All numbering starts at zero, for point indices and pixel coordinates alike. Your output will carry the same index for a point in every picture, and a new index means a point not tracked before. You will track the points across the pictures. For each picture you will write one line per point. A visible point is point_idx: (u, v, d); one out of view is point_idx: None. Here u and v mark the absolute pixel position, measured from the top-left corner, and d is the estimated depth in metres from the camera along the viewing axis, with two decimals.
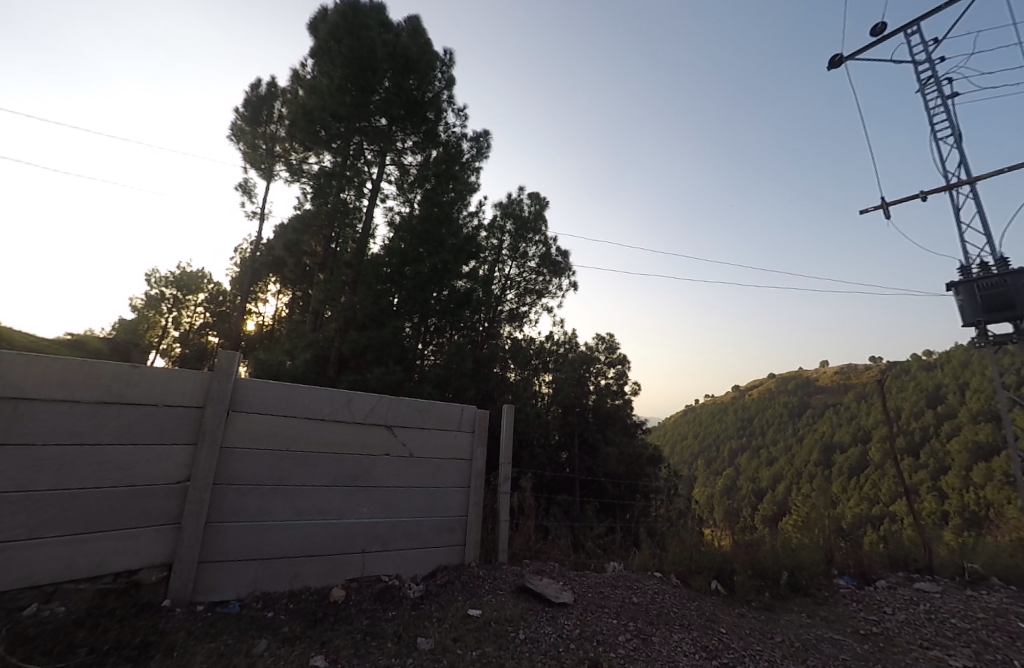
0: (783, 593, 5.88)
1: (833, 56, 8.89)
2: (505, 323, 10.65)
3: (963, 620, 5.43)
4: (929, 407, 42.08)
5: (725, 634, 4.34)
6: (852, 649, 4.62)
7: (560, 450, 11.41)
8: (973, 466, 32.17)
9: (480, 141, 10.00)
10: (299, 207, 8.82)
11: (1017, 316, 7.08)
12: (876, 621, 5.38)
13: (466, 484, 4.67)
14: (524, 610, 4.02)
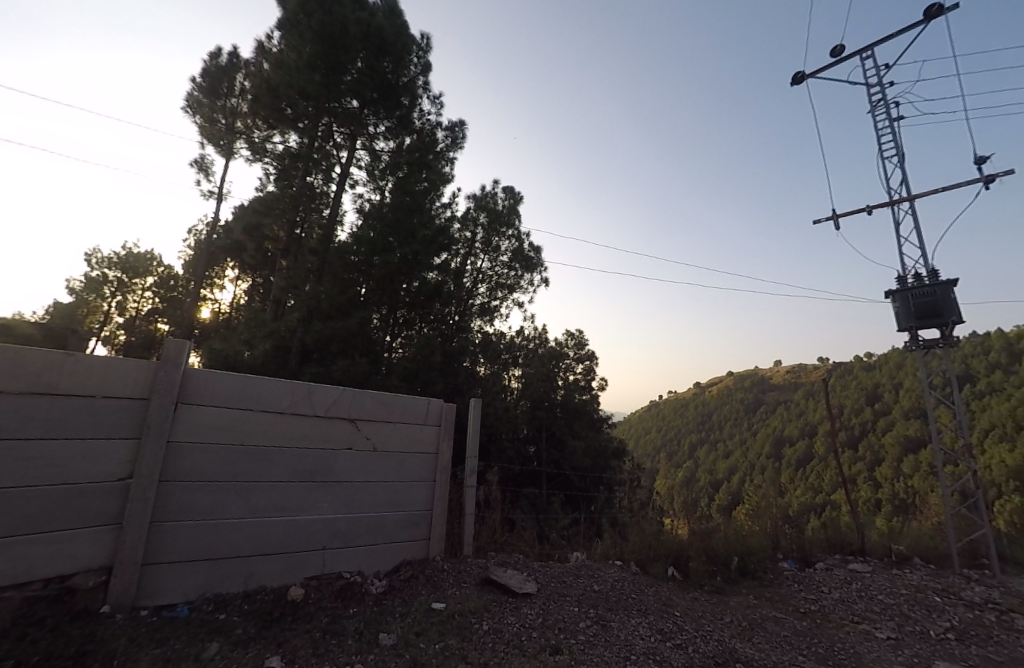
0: (733, 578, 6.14)
1: (795, 72, 9.12)
2: (476, 317, 10.55)
3: (888, 596, 5.80)
4: (868, 404, 44.79)
5: (679, 617, 4.44)
6: (793, 625, 4.85)
7: (528, 443, 11.45)
8: (904, 457, 34.43)
9: (456, 131, 9.81)
10: (261, 188, 8.40)
11: (944, 323, 7.50)
12: (814, 599, 5.67)
13: (431, 478, 4.59)
14: (488, 601, 3.99)
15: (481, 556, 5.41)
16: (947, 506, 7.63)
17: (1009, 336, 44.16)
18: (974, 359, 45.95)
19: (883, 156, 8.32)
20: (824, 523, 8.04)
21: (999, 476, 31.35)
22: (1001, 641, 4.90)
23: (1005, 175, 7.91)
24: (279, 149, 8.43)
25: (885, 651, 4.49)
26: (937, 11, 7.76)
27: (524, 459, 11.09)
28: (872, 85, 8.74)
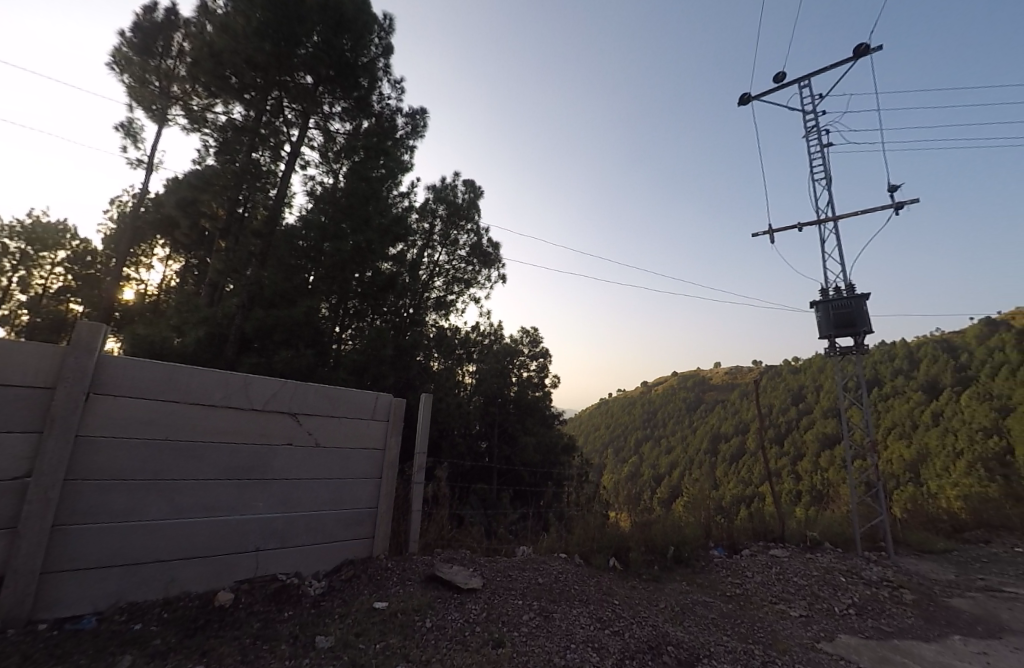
0: (668, 566, 6.38)
1: (742, 94, 9.53)
2: (431, 311, 10.36)
3: (801, 577, 6.20)
4: (794, 404, 48.15)
5: (618, 605, 4.54)
6: (719, 609, 5.11)
7: (480, 439, 11.38)
8: (822, 453, 37.29)
9: (416, 119, 9.54)
10: (199, 161, 7.79)
11: (858, 333, 8.10)
12: (739, 583, 6.00)
13: (377, 475, 4.43)
14: (432, 598, 3.89)
15: (427, 553, 5.29)
16: (852, 493, 8.26)
17: (912, 344, 48.97)
18: (881, 364, 50.51)
19: (813, 178, 8.88)
20: (750, 513, 8.48)
21: (898, 469, 34.79)
22: (894, 615, 5.39)
23: (913, 204, 8.68)
24: (220, 120, 7.90)
25: (797, 629, 4.82)
26: (865, 50, 8.36)
27: (475, 455, 11.01)
28: (807, 112, 9.27)
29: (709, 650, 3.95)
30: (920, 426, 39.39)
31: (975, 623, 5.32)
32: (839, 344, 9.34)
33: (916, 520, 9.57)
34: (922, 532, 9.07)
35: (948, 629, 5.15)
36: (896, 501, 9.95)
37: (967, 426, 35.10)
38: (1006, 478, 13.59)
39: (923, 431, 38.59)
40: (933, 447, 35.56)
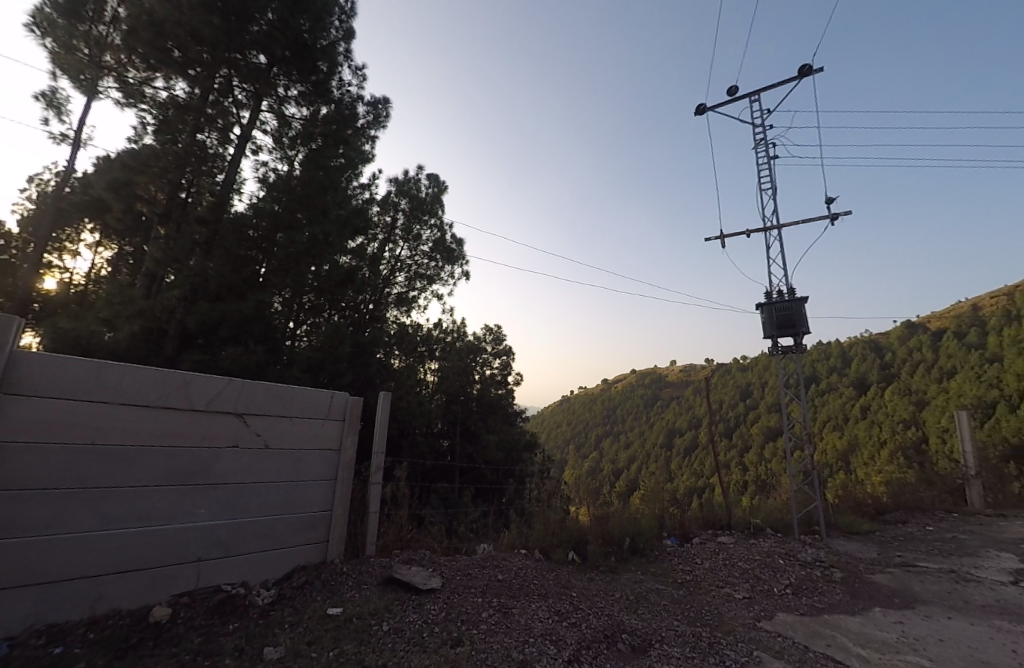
0: (624, 556, 6.48)
1: (698, 105, 9.79)
2: (392, 306, 10.09)
3: (746, 561, 6.45)
4: (742, 399, 50.39)
5: (576, 597, 4.55)
6: (671, 595, 5.23)
7: (441, 438, 11.21)
8: (766, 445, 39.22)
9: (378, 108, 9.24)
10: (136, 141, 7.22)
11: (797, 334, 8.50)
12: (689, 569, 6.17)
13: (332, 476, 4.24)
14: (389, 601, 3.76)
15: (385, 556, 5.12)
16: (791, 481, 8.67)
17: (846, 344, 52.35)
18: (819, 363, 53.66)
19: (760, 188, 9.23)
20: (699, 503, 8.75)
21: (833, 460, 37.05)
22: (824, 592, 5.69)
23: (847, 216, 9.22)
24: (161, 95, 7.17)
25: (741, 610, 5.01)
26: (809, 70, 8.76)
27: (436, 453, 10.84)
28: (757, 126, 9.63)
29: (661, 635, 4.04)
30: (853, 420, 42.15)
31: (893, 595, 5.69)
32: (782, 344, 9.77)
33: (846, 504, 10.15)
34: (850, 515, 9.64)
35: (870, 602, 5.49)
36: (830, 488, 10.50)
37: (893, 419, 37.86)
38: (920, 464, 14.75)
39: (855, 424, 41.33)
40: (863, 438, 38.19)
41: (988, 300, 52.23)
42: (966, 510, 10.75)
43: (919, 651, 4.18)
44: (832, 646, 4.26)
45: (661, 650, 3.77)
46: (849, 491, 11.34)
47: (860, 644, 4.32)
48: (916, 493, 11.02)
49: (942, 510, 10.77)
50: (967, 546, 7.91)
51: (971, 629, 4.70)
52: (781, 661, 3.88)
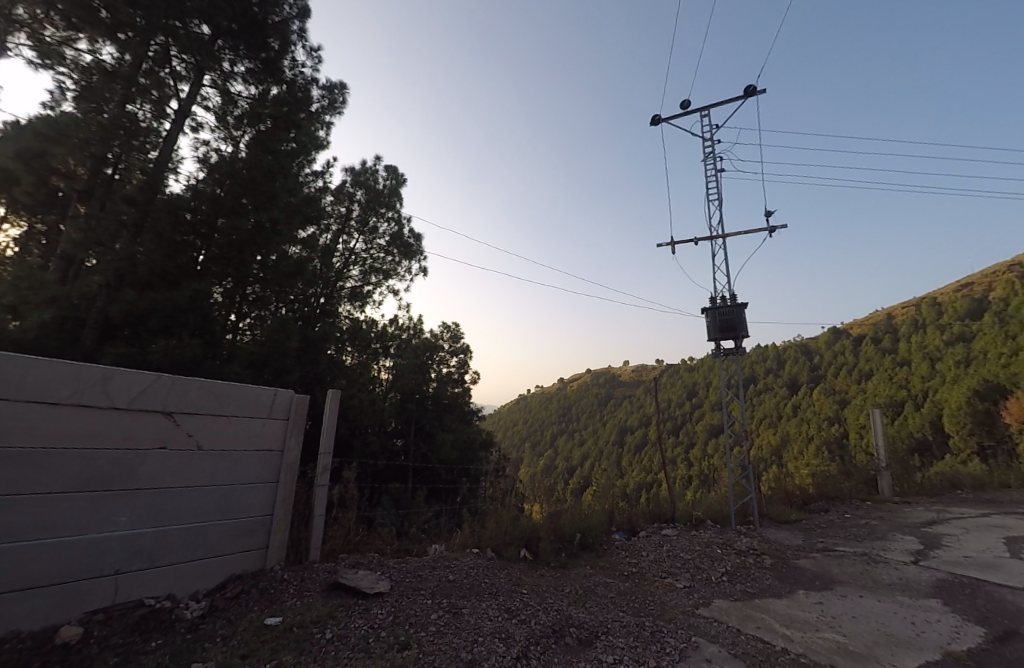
0: (574, 552, 6.53)
1: (653, 115, 10.02)
2: (345, 301, 9.73)
3: (687, 552, 6.65)
4: (689, 399, 52.38)
5: (527, 594, 4.52)
6: (617, 587, 5.30)
7: (395, 437, 10.92)
8: (709, 442, 40.96)
9: (334, 93, 8.87)
10: (52, 106, 6.56)
11: (737, 338, 8.87)
12: (635, 562, 6.29)
13: (273, 479, 3.99)
14: (334, 607, 3.58)
15: (331, 561, 4.89)
16: (728, 475, 9.03)
17: (782, 348, 55.59)
18: (758, 365, 56.70)
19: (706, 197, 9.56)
20: (646, 497, 8.97)
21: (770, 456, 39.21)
22: (755, 578, 5.97)
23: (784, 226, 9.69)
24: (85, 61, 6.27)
25: (681, 598, 5.15)
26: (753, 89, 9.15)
27: (388, 453, 10.54)
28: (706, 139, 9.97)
29: (607, 627, 4.07)
30: (787, 418, 44.87)
31: (815, 577, 6.04)
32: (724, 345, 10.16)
33: (777, 495, 10.71)
34: (780, 505, 10.18)
35: (795, 585, 5.78)
36: (764, 480, 11.03)
37: (822, 417, 40.57)
38: (838, 457, 15.86)
39: (789, 422, 43.95)
40: (795, 434, 40.71)
41: (898, 310, 57.43)
42: (877, 498, 11.63)
43: (836, 628, 4.44)
44: (762, 628, 4.45)
45: (607, 641, 3.81)
46: (779, 484, 11.98)
47: (786, 625, 4.53)
48: (837, 483, 11.82)
49: (858, 498, 11.59)
50: (878, 530, 8.55)
51: (878, 605, 5.05)
52: (717, 645, 4.01)
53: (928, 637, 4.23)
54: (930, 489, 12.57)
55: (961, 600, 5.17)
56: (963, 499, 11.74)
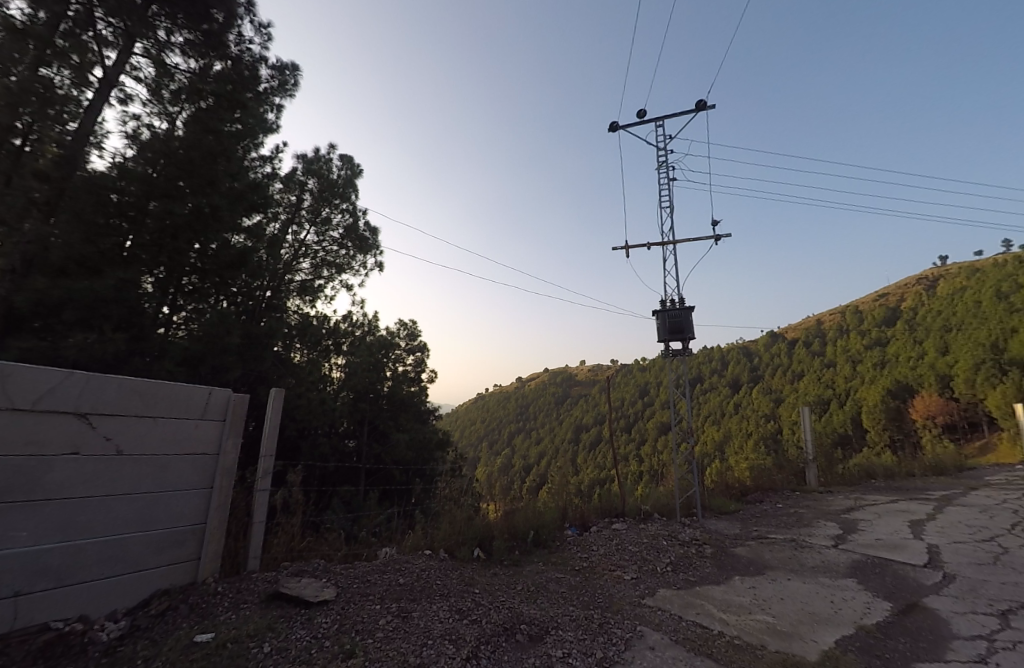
0: (528, 549, 6.47)
1: (611, 122, 10.16)
2: (294, 295, 9.26)
3: (634, 544, 6.75)
4: (640, 398, 53.83)
5: (479, 594, 4.41)
6: (568, 582, 5.29)
7: (346, 438, 10.51)
8: (658, 440, 42.18)
9: (285, 74, 8.42)
10: None
11: (684, 339, 9.13)
12: (586, 556, 6.31)
13: (208, 485, 3.69)
14: (273, 619, 3.33)
15: (272, 570, 4.59)
16: (675, 470, 9.25)
17: (726, 349, 58.20)
18: (704, 365, 59.12)
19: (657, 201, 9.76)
20: (598, 493, 9.05)
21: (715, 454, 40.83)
22: (697, 566, 6.14)
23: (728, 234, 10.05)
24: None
25: (628, 590, 5.21)
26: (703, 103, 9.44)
27: (339, 453, 10.12)
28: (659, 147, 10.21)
29: (557, 622, 4.03)
30: (726, 414, 47.06)
31: (750, 563, 6.28)
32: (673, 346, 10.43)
33: (718, 488, 11.10)
34: (720, 497, 10.56)
35: (732, 572, 5.98)
36: (706, 473, 11.40)
37: (761, 415, 42.76)
38: (771, 450, 16.72)
39: (730, 418, 46.07)
40: (736, 430, 42.68)
41: (827, 315, 61.53)
42: (805, 488, 12.32)
43: (766, 610, 4.62)
44: (701, 614, 4.55)
45: (557, 636, 3.76)
46: (720, 477, 12.46)
47: (723, 610, 4.66)
48: (771, 475, 12.44)
49: (788, 489, 12.24)
50: (805, 517, 9.05)
51: (802, 587, 5.30)
52: (660, 632, 4.06)
53: (845, 613, 4.49)
54: (850, 478, 13.47)
55: (873, 578, 5.52)
56: (877, 487, 12.66)
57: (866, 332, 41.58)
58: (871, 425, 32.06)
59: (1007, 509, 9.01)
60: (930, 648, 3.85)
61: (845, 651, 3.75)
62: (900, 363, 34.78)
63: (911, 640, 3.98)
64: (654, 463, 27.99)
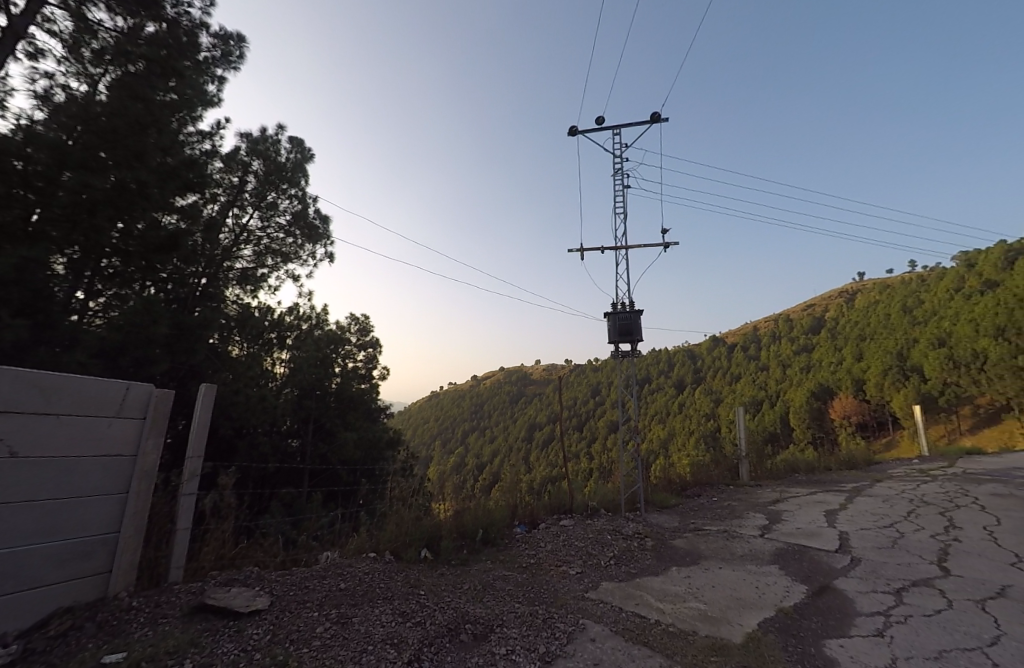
0: (476, 548, 6.34)
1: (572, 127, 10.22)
2: (234, 284, 8.67)
3: (580, 540, 6.77)
4: (590, 398, 54.87)
5: (424, 595, 4.24)
6: (514, 580, 5.21)
7: (289, 437, 9.97)
8: (607, 439, 43.10)
9: (229, 45, 7.85)
10: None
11: (633, 342, 9.31)
12: (533, 553, 6.27)
13: (123, 490, 3.32)
14: (196, 633, 3.03)
15: (199, 581, 4.22)
16: (621, 466, 9.40)
17: (672, 352, 60.46)
18: (652, 367, 61.16)
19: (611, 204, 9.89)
20: (548, 491, 9.05)
21: None
22: (638, 559, 6.24)
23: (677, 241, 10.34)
24: None
25: (572, 584, 5.20)
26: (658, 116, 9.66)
27: (281, 453, 9.57)
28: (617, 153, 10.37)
29: (502, 619, 3.94)
30: (670, 414, 48.88)
31: (686, 554, 6.47)
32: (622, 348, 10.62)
33: (661, 484, 11.42)
34: (662, 492, 10.87)
35: (670, 563, 6.13)
36: (651, 470, 11.71)
37: (701, 414, 44.69)
38: (709, 447, 17.48)
39: (674, 417, 47.89)
40: (679, 428, 44.41)
41: (763, 322, 65.36)
42: (738, 482, 12.92)
43: (698, 597, 4.74)
44: (640, 604, 4.60)
45: (501, 634, 3.67)
46: (663, 474, 12.86)
47: (660, 599, 4.74)
48: (708, 472, 12.95)
49: (724, 483, 12.81)
50: (736, 510, 9.47)
51: (731, 575, 5.50)
52: (601, 624, 4.05)
53: (767, 597, 4.68)
54: (778, 472, 14.28)
55: (792, 563, 5.83)
56: (799, 480, 13.50)
57: (796, 339, 44.45)
58: (799, 425, 34.28)
59: (907, 497, 9.85)
60: (836, 625, 4.08)
61: (766, 632, 3.90)
62: (823, 367, 37.43)
63: (822, 619, 4.20)
64: (602, 461, 28.40)
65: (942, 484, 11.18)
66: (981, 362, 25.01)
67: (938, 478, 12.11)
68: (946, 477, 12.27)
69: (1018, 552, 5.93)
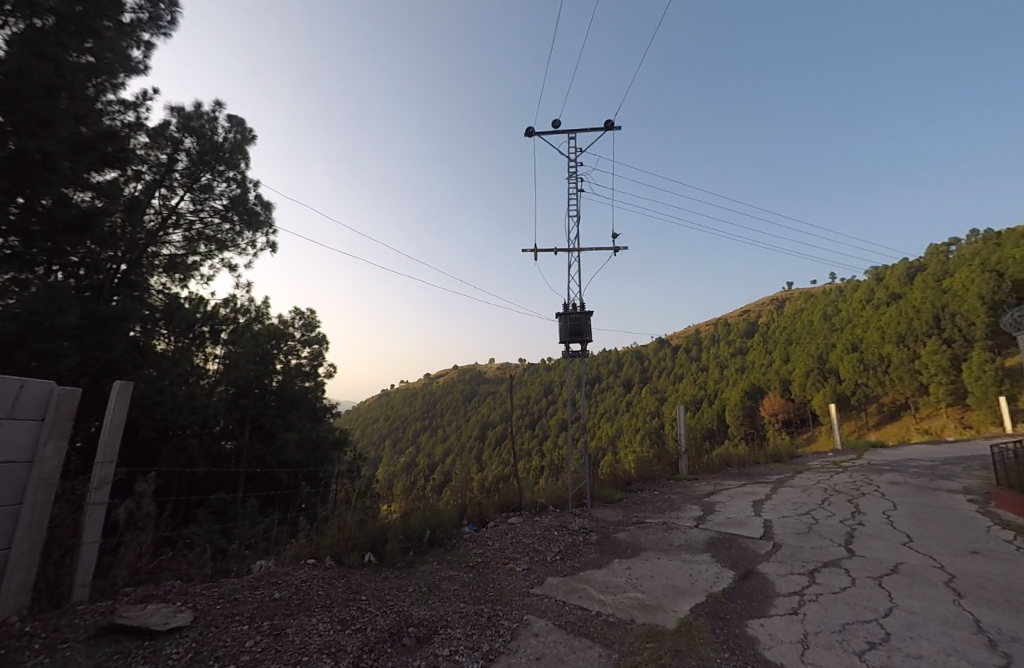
0: (424, 549, 6.12)
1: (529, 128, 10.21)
2: (159, 271, 7.96)
3: (528, 537, 6.73)
4: (541, 398, 55.43)
5: (366, 601, 4.02)
6: (461, 579, 5.09)
7: (224, 438, 9.31)
8: (557, 438, 43.65)
9: (158, 9, 7.19)
10: None
11: (583, 341, 9.41)
12: (481, 552, 6.14)
13: (16, 500, 2.90)
14: (104, 657, 2.69)
15: (111, 598, 3.79)
16: (569, 463, 9.46)
17: (619, 354, 62.22)
18: (600, 368, 62.70)
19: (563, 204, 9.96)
20: (498, 490, 8.94)
21: None
22: (582, 553, 6.28)
23: None
24: None
25: (518, 581, 5.15)
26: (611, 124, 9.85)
27: (213, 453, 8.90)
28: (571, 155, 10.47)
29: (446, 620, 3.81)
30: (617, 413, 50.27)
31: (628, 546, 6.59)
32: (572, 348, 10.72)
33: (607, 480, 11.62)
34: (608, 487, 11.07)
35: (612, 555, 6.21)
36: (598, 467, 11.89)
37: (646, 413, 46.32)
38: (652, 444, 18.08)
39: (620, 415, 49.34)
40: (624, 426, 45.81)
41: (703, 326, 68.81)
42: (678, 476, 13.42)
43: (637, 587, 4.81)
44: (583, 596, 4.61)
45: (445, 635, 3.54)
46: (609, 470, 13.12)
47: (602, 591, 4.77)
48: (651, 467, 13.34)
49: (666, 478, 13.23)
50: (675, 502, 9.81)
51: (667, 564, 5.63)
52: (544, 619, 4.01)
53: (699, 584, 4.82)
54: (713, 465, 14.97)
55: (722, 551, 6.07)
56: (732, 473, 14.22)
57: (732, 342, 47.06)
58: (732, 422, 36.31)
59: (821, 486, 10.61)
60: (758, 605, 4.26)
61: (696, 617, 4.00)
62: (754, 368, 39.85)
63: (745, 601, 4.37)
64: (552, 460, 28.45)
65: (852, 474, 12.19)
66: (887, 365, 27.64)
67: (850, 469, 13.17)
68: (854, 467, 13.42)
69: (911, 532, 6.50)
